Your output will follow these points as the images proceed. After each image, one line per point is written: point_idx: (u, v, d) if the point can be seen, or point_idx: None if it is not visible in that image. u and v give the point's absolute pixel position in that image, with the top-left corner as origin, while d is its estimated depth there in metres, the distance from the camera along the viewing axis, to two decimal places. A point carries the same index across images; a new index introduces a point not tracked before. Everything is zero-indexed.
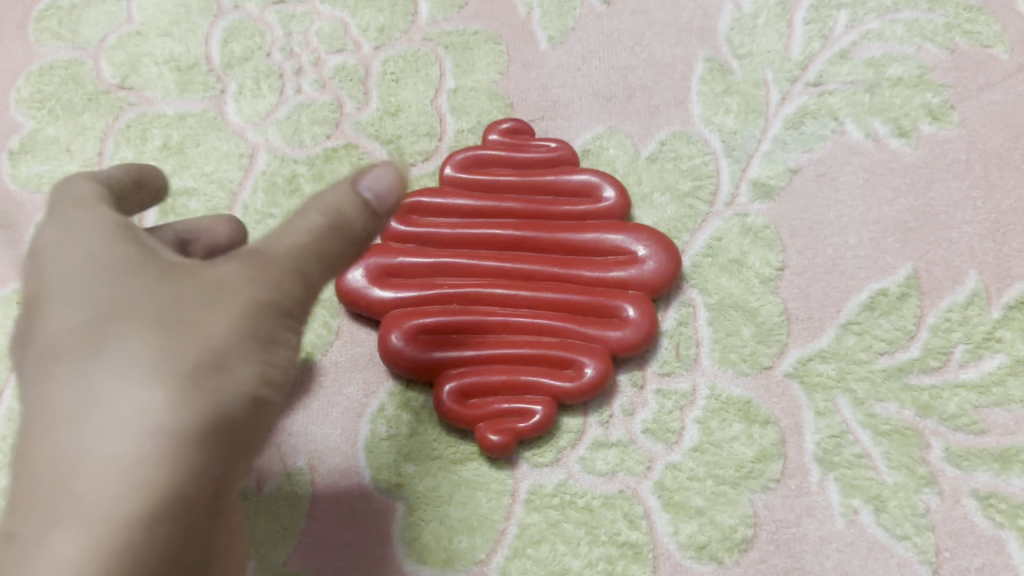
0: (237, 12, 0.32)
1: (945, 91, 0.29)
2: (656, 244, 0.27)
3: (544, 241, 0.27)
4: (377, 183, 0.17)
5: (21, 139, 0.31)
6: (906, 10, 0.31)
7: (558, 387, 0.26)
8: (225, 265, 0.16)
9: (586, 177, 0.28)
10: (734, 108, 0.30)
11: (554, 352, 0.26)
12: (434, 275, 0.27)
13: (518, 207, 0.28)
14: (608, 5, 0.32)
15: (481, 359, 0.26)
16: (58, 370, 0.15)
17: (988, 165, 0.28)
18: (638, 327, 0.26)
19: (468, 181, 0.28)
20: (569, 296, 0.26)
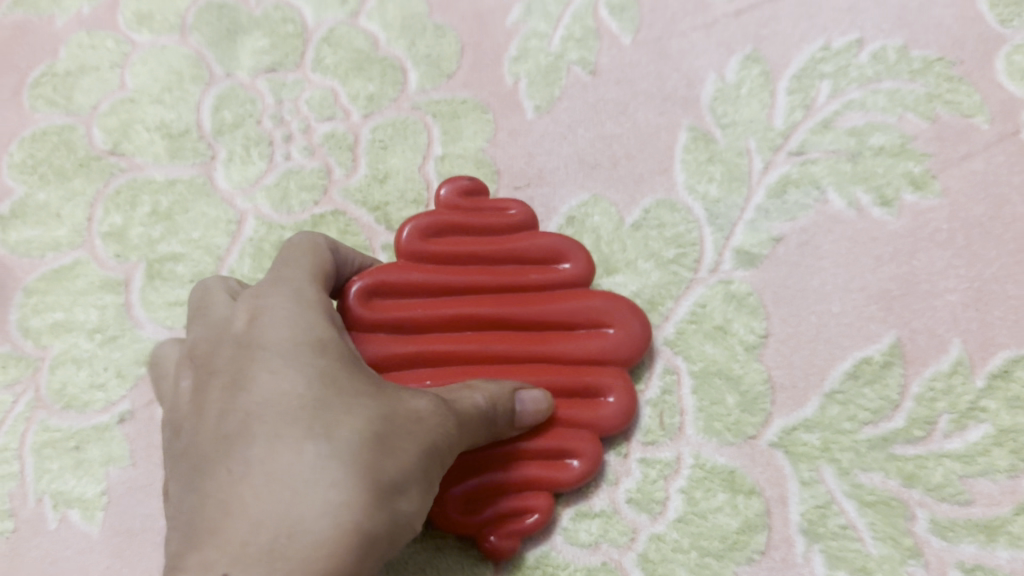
0: (229, 80, 0.33)
1: (927, 160, 0.30)
2: (635, 315, 0.27)
3: (522, 316, 0.27)
4: (533, 398, 0.25)
5: (12, 205, 0.31)
6: (887, 81, 0.31)
7: (561, 480, 0.25)
8: (419, 404, 0.21)
9: (551, 246, 0.27)
10: (717, 176, 0.30)
11: (548, 439, 0.26)
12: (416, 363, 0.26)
13: (487, 281, 0.27)
14: (593, 75, 0.32)
15: (481, 458, 0.25)
16: (289, 441, 0.19)
17: (970, 234, 0.29)
18: (627, 404, 0.26)
19: (435, 251, 0.27)
20: (557, 379, 0.26)
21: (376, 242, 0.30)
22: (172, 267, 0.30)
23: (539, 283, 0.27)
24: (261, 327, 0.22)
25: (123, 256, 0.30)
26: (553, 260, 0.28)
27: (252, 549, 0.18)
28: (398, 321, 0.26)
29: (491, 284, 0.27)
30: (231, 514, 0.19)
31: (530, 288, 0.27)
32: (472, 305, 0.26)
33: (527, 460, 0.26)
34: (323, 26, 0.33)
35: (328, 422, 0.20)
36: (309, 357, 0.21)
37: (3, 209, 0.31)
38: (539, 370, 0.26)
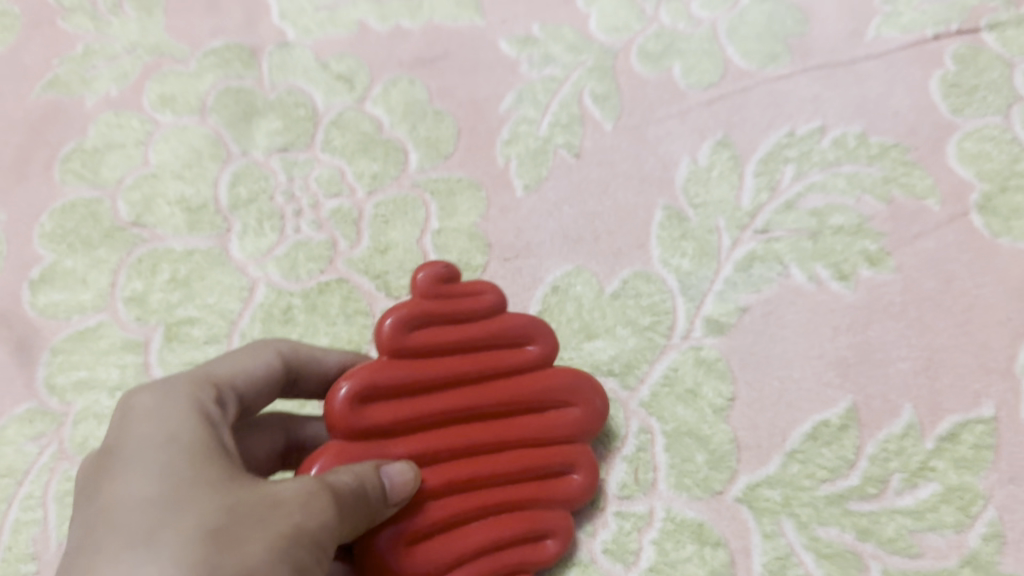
0: (245, 158, 0.36)
1: (882, 239, 0.32)
2: (595, 392, 0.29)
3: (502, 406, 0.27)
4: (396, 471, 0.24)
5: (41, 270, 0.34)
6: (847, 166, 0.34)
7: (541, 559, 0.27)
8: (277, 491, 0.21)
9: (525, 329, 0.28)
10: (689, 252, 0.33)
11: (532, 523, 0.27)
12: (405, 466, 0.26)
13: (468, 371, 0.27)
14: (578, 157, 0.35)
15: (472, 550, 0.26)
16: (126, 548, 0.19)
17: (921, 307, 0.31)
18: (591, 478, 0.28)
19: (418, 345, 0.26)
20: (536, 463, 0.28)
21: (376, 308, 0.32)
22: (188, 330, 0.32)
23: (513, 368, 0.28)
24: (121, 439, 0.22)
25: (143, 320, 0.33)
26: (523, 341, 0.28)
27: None
28: (386, 425, 0.26)
29: (472, 374, 0.27)
30: None
31: (504, 373, 0.28)
32: (453, 399, 0.27)
33: (509, 544, 0.27)
34: (332, 110, 0.37)
35: (171, 518, 0.19)
36: (158, 459, 0.21)
37: (33, 274, 0.34)
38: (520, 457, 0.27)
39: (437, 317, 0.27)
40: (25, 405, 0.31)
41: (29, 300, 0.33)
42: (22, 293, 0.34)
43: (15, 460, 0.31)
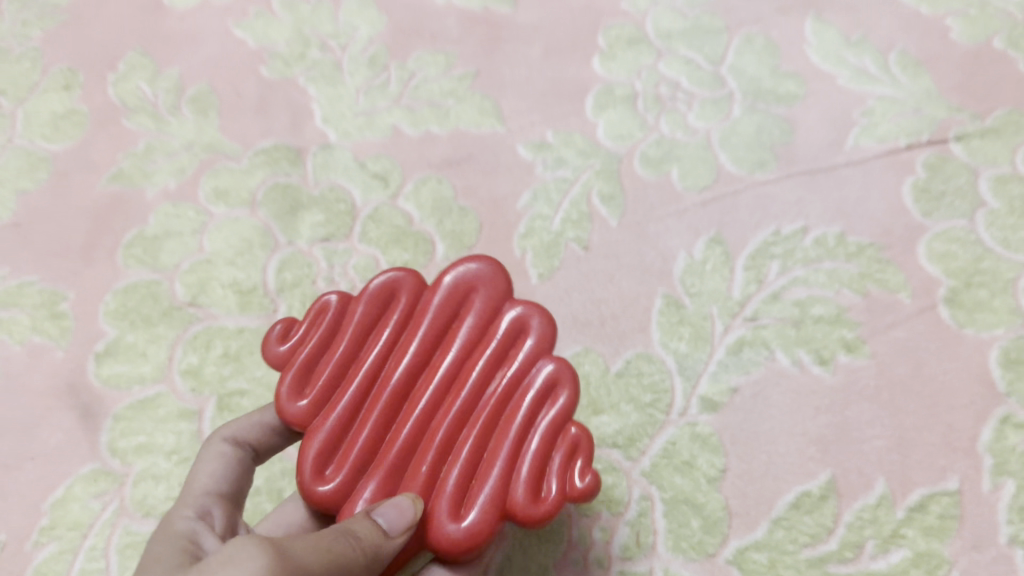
0: (291, 247, 0.40)
1: (859, 328, 0.36)
2: (457, 263, 0.29)
3: (417, 360, 0.28)
4: (390, 512, 0.25)
5: (105, 344, 0.38)
6: (827, 262, 0.38)
7: (559, 407, 0.27)
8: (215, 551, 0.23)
9: (376, 289, 0.29)
10: (686, 336, 0.37)
11: (530, 395, 0.28)
12: (398, 473, 0.27)
13: (377, 367, 0.28)
14: (586, 250, 0.40)
15: (500, 474, 0.27)
16: None
17: (893, 391, 0.35)
18: (521, 310, 0.28)
19: (322, 385, 0.28)
20: (491, 366, 0.28)
21: None
22: (238, 400, 0.36)
23: (397, 327, 0.29)
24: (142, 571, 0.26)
25: (198, 390, 0.36)
26: (386, 295, 0.29)
27: None
28: (356, 465, 0.27)
29: (369, 365, 0.28)
30: None
31: (407, 327, 0.29)
32: (376, 400, 0.28)
33: (528, 437, 0.27)
34: (369, 206, 0.41)
35: None
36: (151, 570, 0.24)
37: (97, 348, 0.38)
38: (482, 387, 0.28)
39: (313, 355, 0.29)
40: (91, 465, 0.35)
41: (94, 371, 0.37)
42: (88, 365, 0.38)
43: (82, 516, 0.34)
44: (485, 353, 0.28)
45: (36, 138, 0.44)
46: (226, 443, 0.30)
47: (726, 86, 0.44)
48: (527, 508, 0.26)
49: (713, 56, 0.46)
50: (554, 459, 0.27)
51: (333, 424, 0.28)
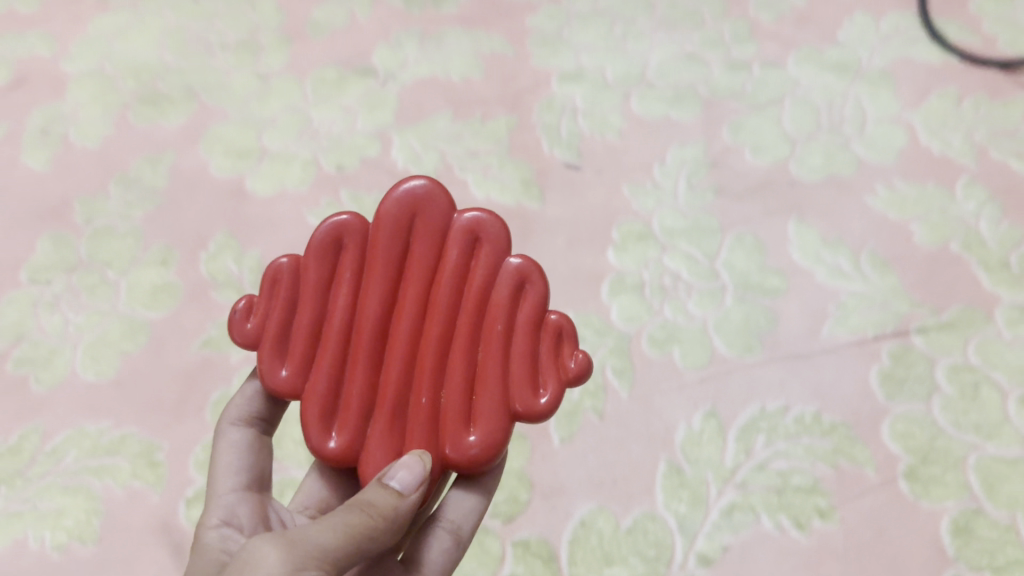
0: None
1: (830, 497, 0.45)
2: (389, 203, 0.36)
3: (385, 305, 0.36)
4: (403, 476, 0.33)
5: (193, 490, 0.45)
6: (805, 437, 0.47)
7: (530, 309, 0.36)
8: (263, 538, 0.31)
9: (320, 243, 0.36)
10: (685, 498, 0.45)
11: (501, 306, 0.36)
12: (403, 403, 0.36)
13: (351, 316, 0.36)
14: (601, 418, 0.48)
15: (495, 382, 0.36)
16: None
17: (859, 552, 0.44)
18: (464, 224, 0.37)
19: (303, 342, 0.36)
20: (455, 294, 0.36)
21: None
22: None
23: (356, 277, 0.37)
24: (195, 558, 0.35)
25: None
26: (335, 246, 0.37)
27: None
28: (363, 408, 0.36)
29: (341, 320, 0.36)
30: None
31: (368, 273, 0.36)
32: (361, 346, 0.36)
33: (509, 342, 0.36)
34: None
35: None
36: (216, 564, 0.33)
37: (187, 494, 0.45)
38: (452, 305, 0.36)
39: (286, 321, 0.36)
40: None
41: (185, 514, 0.45)
42: (180, 508, 0.45)
43: None
44: (447, 276, 0.36)
45: (135, 307, 0.53)
46: (234, 425, 0.40)
47: (720, 280, 0.54)
48: (530, 404, 0.35)
49: (709, 252, 0.55)
50: (541, 350, 0.36)
51: (327, 381, 0.36)
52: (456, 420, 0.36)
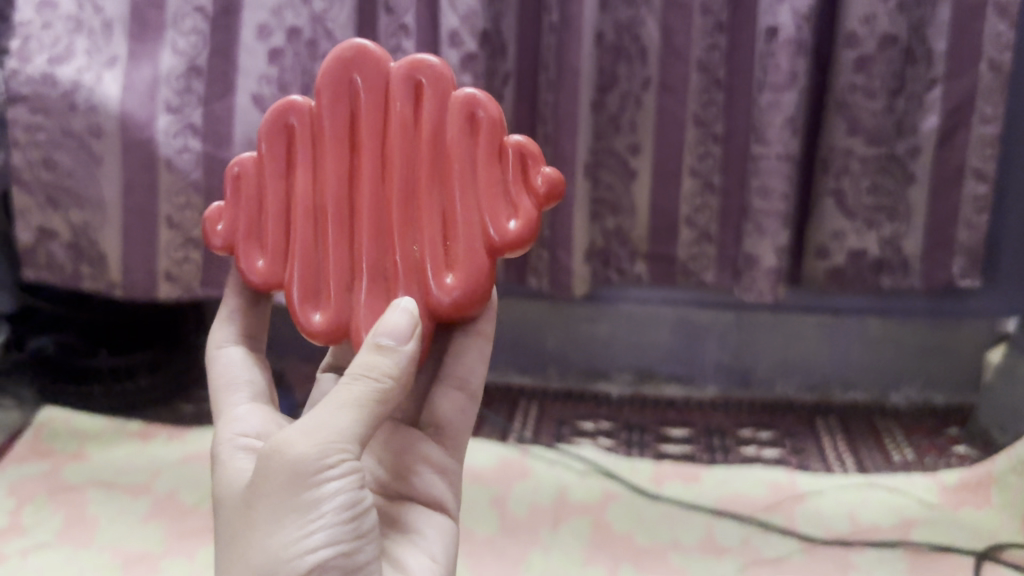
0: None
1: None
2: (327, 73, 0.70)
3: (351, 161, 0.71)
4: (396, 325, 0.60)
5: None
6: None
7: (484, 140, 0.69)
8: (290, 428, 0.57)
9: (270, 127, 0.72)
10: None
11: (450, 139, 0.69)
12: (387, 223, 0.70)
13: (325, 167, 0.71)
14: None
15: (466, 195, 0.68)
16: (241, 494, 0.58)
17: None
18: (402, 69, 0.70)
19: (286, 210, 0.72)
20: (408, 135, 0.70)
21: None
22: None
23: (315, 151, 0.72)
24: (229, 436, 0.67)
25: None
26: (291, 127, 0.72)
27: (229, 532, 0.57)
28: (357, 238, 0.70)
29: (312, 182, 0.71)
30: (226, 530, 0.58)
31: (333, 136, 0.70)
32: (335, 196, 0.70)
33: (468, 169, 0.69)
34: None
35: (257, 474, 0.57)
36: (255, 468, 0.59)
37: None
38: (408, 166, 0.70)
39: (280, 196, 0.72)
40: None
41: None
42: None
43: None
44: (389, 131, 0.70)
45: None
46: (223, 351, 0.76)
47: None
48: (504, 229, 0.67)
49: None
50: (501, 174, 0.69)
51: (320, 231, 0.71)
52: (436, 267, 0.68)
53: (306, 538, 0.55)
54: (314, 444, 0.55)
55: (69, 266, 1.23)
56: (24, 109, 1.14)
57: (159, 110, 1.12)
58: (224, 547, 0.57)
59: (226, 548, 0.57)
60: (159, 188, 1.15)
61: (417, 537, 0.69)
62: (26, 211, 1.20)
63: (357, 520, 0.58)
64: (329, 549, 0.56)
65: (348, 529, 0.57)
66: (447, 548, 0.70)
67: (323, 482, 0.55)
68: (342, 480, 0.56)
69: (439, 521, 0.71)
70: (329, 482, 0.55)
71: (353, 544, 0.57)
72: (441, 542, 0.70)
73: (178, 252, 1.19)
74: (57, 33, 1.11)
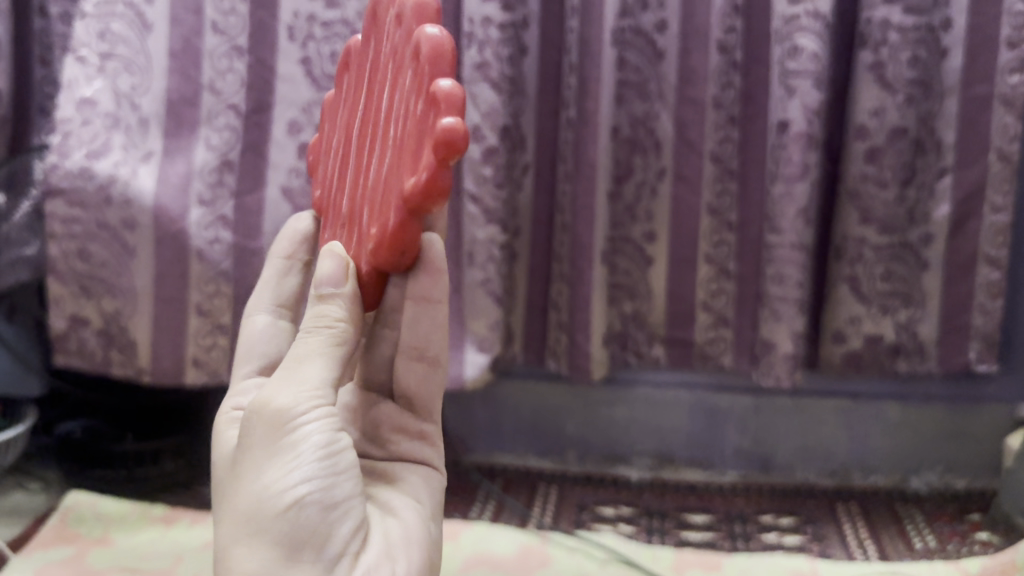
0: None
1: None
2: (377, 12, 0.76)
3: (370, 98, 0.73)
4: (331, 260, 0.63)
5: None
6: None
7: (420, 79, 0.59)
8: (270, 383, 0.60)
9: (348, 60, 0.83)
10: None
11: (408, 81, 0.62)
12: (370, 165, 0.69)
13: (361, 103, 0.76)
14: None
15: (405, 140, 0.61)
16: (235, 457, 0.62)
17: None
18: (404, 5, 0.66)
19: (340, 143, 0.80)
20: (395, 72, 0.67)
21: None
22: None
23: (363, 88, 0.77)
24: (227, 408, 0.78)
25: None
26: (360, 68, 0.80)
27: (224, 491, 0.61)
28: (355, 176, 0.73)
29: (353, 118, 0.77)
30: (222, 493, 0.61)
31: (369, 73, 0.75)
32: (356, 129, 0.75)
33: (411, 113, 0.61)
34: None
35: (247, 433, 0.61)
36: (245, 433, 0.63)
37: None
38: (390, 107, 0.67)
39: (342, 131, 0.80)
40: None
41: None
42: None
43: None
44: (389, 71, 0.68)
45: None
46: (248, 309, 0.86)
47: None
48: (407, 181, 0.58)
49: None
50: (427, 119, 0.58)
51: (346, 165, 0.76)
52: (375, 217, 0.64)
53: (286, 477, 0.57)
54: (291, 390, 0.58)
55: (100, 353, 1.19)
56: (61, 203, 1.12)
57: (191, 203, 1.12)
58: (220, 506, 0.60)
59: (221, 505, 0.60)
60: (189, 278, 1.14)
61: (399, 484, 0.71)
62: (60, 299, 1.18)
63: (338, 461, 0.59)
64: (309, 485, 0.57)
65: (328, 467, 0.59)
66: (433, 496, 0.72)
67: (298, 421, 0.58)
68: (320, 424, 0.59)
69: (424, 474, 0.74)
70: (304, 420, 0.58)
71: (335, 483, 0.59)
72: (425, 490, 0.72)
73: (206, 339, 1.18)
74: (95, 129, 1.10)
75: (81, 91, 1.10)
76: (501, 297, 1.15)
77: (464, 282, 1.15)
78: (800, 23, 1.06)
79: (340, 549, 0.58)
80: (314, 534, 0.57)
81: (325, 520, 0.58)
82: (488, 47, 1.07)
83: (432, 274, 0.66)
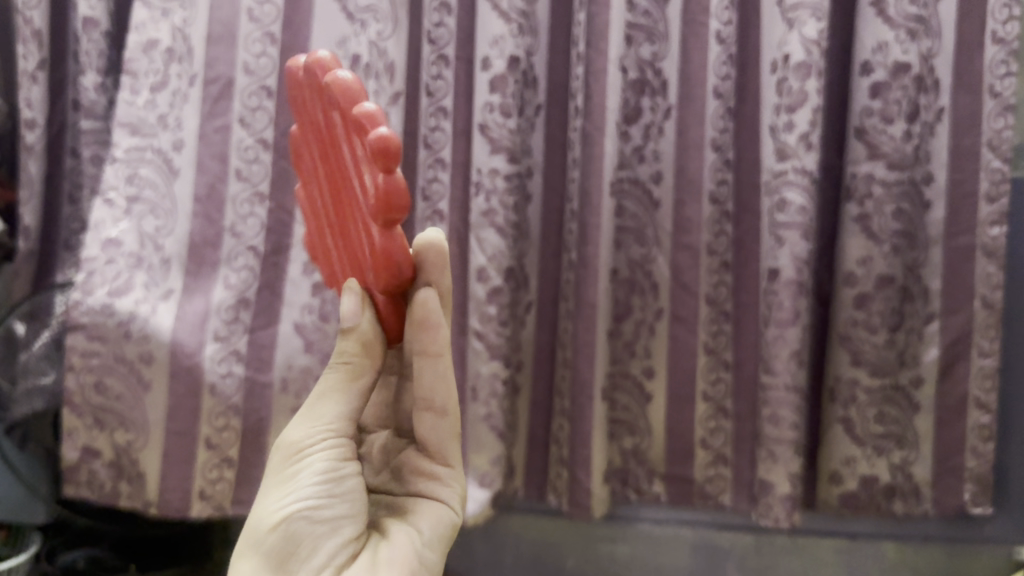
0: None
1: None
2: None
3: None
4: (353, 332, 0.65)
5: None
6: None
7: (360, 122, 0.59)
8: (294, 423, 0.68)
9: None
10: None
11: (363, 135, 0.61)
12: None
13: None
14: None
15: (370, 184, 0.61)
16: None
17: None
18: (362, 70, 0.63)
19: None
20: None
21: None
22: None
23: None
24: None
25: None
26: None
27: None
28: None
29: None
30: None
31: None
32: None
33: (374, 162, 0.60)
34: None
35: None
36: None
37: None
38: None
39: None
40: None
41: None
42: None
43: None
44: None
45: None
46: None
47: None
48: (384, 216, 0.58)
49: None
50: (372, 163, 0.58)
51: None
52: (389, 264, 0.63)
53: (285, 498, 0.64)
54: (306, 428, 0.66)
55: (109, 484, 1.19)
56: (82, 336, 1.13)
57: (208, 338, 1.14)
58: None
59: None
60: (201, 412, 1.14)
61: (410, 514, 0.71)
62: (73, 431, 1.17)
63: (334, 486, 0.65)
64: (301, 509, 0.63)
65: (323, 490, 0.64)
66: (436, 529, 0.71)
67: (305, 454, 0.65)
68: (323, 455, 0.65)
69: (432, 507, 0.72)
70: (309, 454, 0.65)
71: (327, 507, 0.64)
72: (434, 529, 0.71)
73: (212, 471, 1.16)
74: (118, 268, 1.14)
75: (106, 232, 1.14)
76: (504, 431, 1.16)
77: (468, 417, 1.17)
78: (788, 177, 1.09)
79: (323, 563, 0.63)
80: (300, 547, 0.63)
81: (313, 537, 0.63)
82: (494, 195, 1.12)
83: (428, 329, 0.65)
